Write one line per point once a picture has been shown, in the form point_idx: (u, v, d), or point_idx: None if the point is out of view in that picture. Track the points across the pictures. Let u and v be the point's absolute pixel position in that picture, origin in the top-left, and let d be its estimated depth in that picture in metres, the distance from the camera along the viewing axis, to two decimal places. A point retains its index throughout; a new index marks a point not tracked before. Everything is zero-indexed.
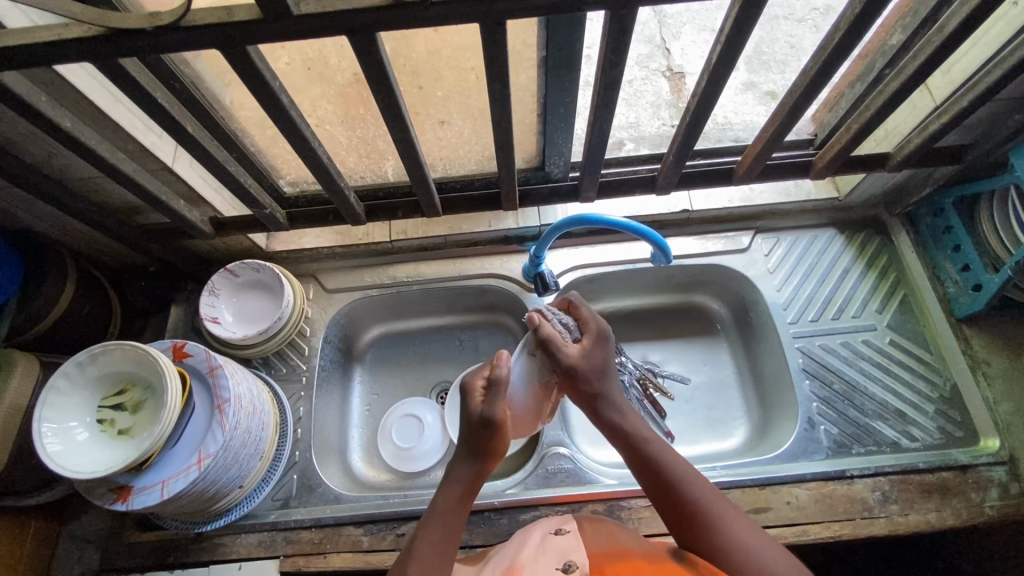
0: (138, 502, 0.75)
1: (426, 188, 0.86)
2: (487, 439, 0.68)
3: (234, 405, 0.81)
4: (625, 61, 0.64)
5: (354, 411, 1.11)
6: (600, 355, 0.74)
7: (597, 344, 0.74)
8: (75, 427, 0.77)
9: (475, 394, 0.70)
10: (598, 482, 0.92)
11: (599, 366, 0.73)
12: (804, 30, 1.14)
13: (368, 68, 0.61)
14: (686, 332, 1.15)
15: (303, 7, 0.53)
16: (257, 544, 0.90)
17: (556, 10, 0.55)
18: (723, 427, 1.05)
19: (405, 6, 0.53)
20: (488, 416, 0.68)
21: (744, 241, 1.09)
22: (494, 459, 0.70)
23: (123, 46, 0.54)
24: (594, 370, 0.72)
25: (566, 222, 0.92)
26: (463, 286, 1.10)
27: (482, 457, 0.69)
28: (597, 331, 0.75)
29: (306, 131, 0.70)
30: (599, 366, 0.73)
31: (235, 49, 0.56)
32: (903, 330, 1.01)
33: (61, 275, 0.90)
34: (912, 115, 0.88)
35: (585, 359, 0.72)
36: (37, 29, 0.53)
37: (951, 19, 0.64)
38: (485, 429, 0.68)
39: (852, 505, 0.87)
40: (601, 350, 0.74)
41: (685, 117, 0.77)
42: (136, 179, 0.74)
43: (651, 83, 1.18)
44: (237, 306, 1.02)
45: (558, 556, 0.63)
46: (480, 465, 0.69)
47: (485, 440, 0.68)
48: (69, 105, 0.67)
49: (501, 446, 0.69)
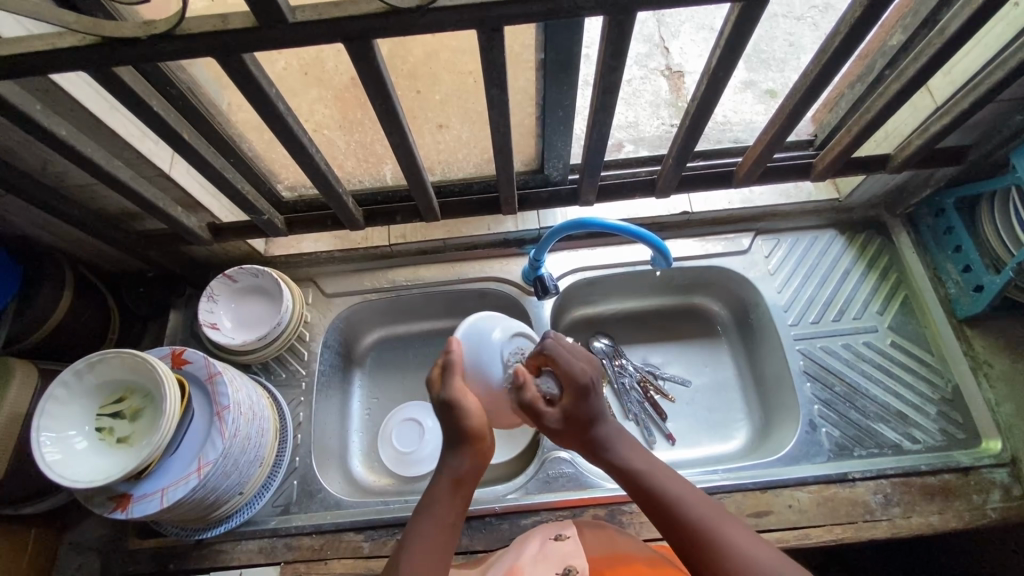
0: (138, 511, 0.75)
1: (425, 192, 0.85)
2: (460, 421, 0.69)
3: (234, 412, 0.81)
4: (625, 65, 0.63)
5: (354, 416, 1.10)
6: (582, 411, 0.69)
7: (581, 402, 0.69)
8: (74, 436, 0.77)
9: (434, 381, 0.73)
10: (599, 486, 0.91)
11: (584, 421, 0.70)
12: (803, 28, 1.13)
13: (365, 73, 0.60)
14: (687, 334, 1.14)
15: (300, 15, 0.52)
16: (257, 550, 0.90)
17: (554, 15, 0.54)
18: (725, 429, 1.05)
19: (403, 12, 0.52)
20: (450, 399, 0.69)
21: (745, 242, 1.08)
22: (478, 443, 0.70)
23: (118, 54, 0.53)
24: (578, 423, 0.69)
25: (567, 226, 0.92)
26: (462, 288, 1.09)
27: (460, 436, 0.69)
28: (580, 386, 0.69)
29: (304, 138, 0.70)
30: (585, 420, 0.70)
31: (231, 57, 0.55)
32: (905, 332, 1.00)
33: (60, 282, 0.90)
34: (912, 116, 0.88)
35: (566, 416, 0.70)
36: (30, 39, 0.52)
37: (952, 21, 0.64)
38: (445, 408, 0.70)
39: (855, 508, 0.87)
40: (584, 407, 0.69)
41: (685, 120, 0.76)
42: (133, 186, 0.73)
43: (650, 82, 1.18)
44: (236, 310, 1.01)
45: (559, 560, 0.63)
46: (463, 449, 0.69)
47: (454, 425, 0.69)
48: (64, 113, 0.67)
49: (481, 427, 0.70)
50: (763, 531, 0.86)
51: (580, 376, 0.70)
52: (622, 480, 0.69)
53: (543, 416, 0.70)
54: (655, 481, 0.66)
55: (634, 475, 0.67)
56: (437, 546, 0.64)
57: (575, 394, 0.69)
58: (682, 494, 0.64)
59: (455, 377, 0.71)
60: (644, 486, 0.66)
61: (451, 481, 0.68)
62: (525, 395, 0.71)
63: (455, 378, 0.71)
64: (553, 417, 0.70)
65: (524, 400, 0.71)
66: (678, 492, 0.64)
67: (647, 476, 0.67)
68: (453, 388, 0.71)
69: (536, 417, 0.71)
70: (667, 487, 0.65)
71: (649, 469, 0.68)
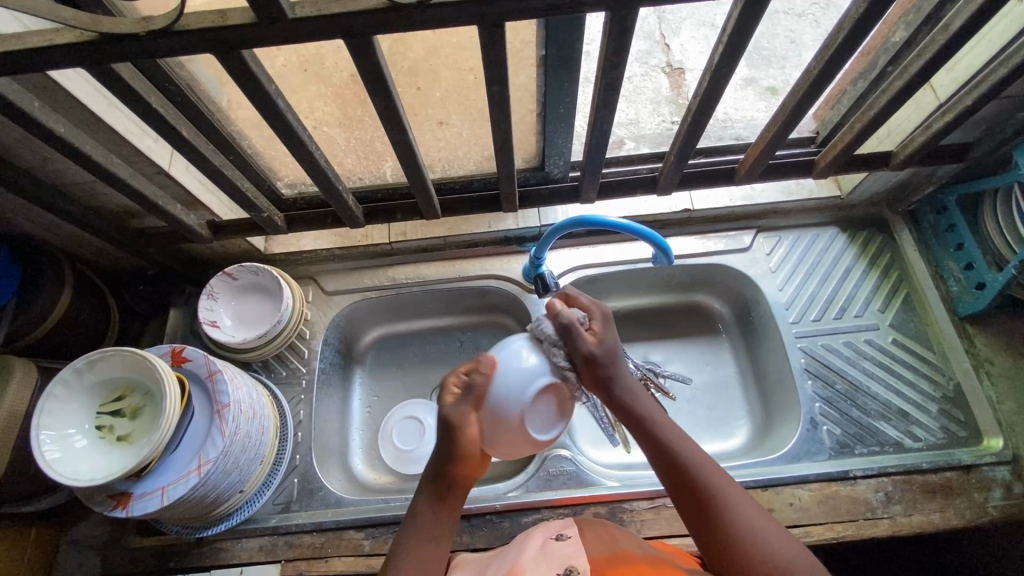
0: (139, 509, 0.75)
1: (425, 190, 0.85)
2: (453, 443, 0.65)
3: (234, 410, 0.81)
4: (627, 62, 0.63)
5: (355, 414, 1.10)
6: (611, 338, 0.68)
7: (608, 327, 0.69)
8: (74, 435, 0.76)
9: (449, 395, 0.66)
10: (600, 484, 0.91)
11: (612, 353, 0.67)
12: (804, 25, 1.12)
13: (365, 70, 0.60)
14: (687, 332, 1.14)
15: (299, 11, 0.51)
16: (258, 548, 0.90)
17: (556, 11, 0.54)
18: (725, 427, 1.05)
19: (404, 8, 0.51)
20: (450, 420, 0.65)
21: (746, 240, 1.08)
22: (467, 468, 0.67)
23: (116, 51, 0.53)
24: (613, 352, 0.67)
25: (567, 223, 0.91)
26: (463, 286, 1.09)
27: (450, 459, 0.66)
28: (604, 314, 0.70)
29: (304, 135, 0.69)
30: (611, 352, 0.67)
31: (231, 54, 0.55)
32: (906, 329, 1.00)
33: (59, 280, 0.89)
34: (914, 113, 0.87)
35: (602, 341, 0.67)
36: (28, 35, 0.52)
37: (956, 17, 0.63)
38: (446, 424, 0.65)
39: (856, 506, 0.87)
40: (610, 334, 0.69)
41: (687, 117, 0.76)
42: (131, 183, 0.73)
43: (651, 79, 1.17)
44: (236, 308, 1.01)
45: (560, 561, 0.63)
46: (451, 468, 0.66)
47: (449, 447, 0.65)
48: (62, 110, 0.66)
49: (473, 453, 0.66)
50: None
51: (595, 307, 0.71)
52: (631, 426, 0.68)
53: (580, 339, 0.66)
54: (671, 439, 0.65)
55: (647, 429, 0.67)
56: (433, 554, 0.65)
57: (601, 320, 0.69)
58: (693, 456, 0.65)
59: (468, 404, 0.65)
60: (656, 436, 0.66)
61: (453, 493, 0.67)
62: (566, 317, 0.67)
63: (468, 403, 0.65)
64: (589, 342, 0.66)
65: (566, 321, 0.66)
66: (690, 452, 0.65)
67: (660, 430, 0.66)
68: (461, 414, 0.65)
69: (570, 343, 0.66)
70: (680, 449, 0.65)
71: (664, 420, 0.67)
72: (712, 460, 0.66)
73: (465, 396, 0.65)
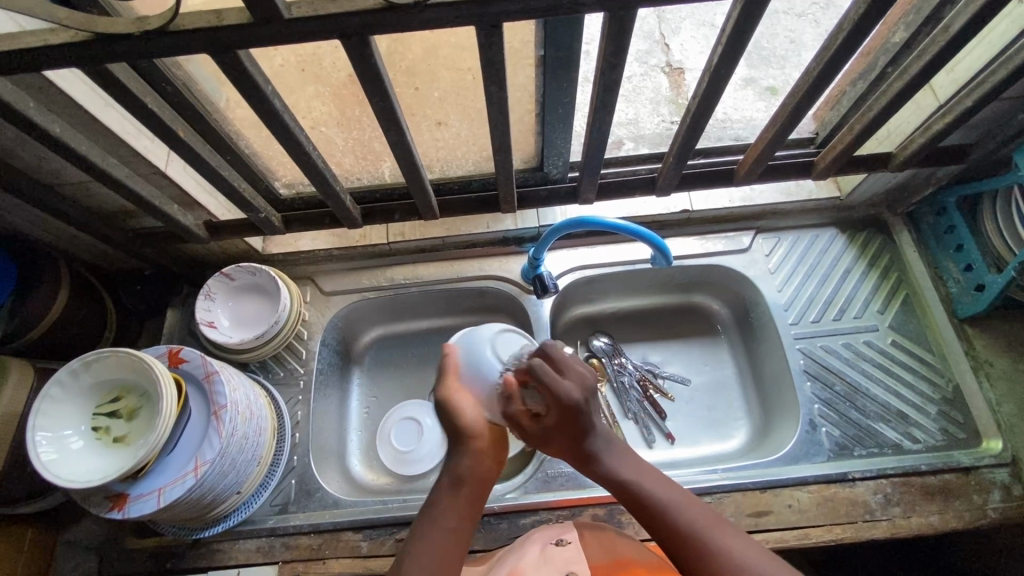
0: (135, 511, 0.75)
1: (423, 190, 0.84)
2: (455, 420, 0.71)
3: (231, 411, 0.81)
4: (625, 63, 0.62)
5: (353, 414, 1.10)
6: (564, 432, 0.69)
7: (564, 422, 0.68)
8: (70, 436, 0.76)
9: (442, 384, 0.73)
10: (598, 486, 0.91)
11: (577, 434, 0.68)
12: (804, 25, 1.12)
13: (362, 70, 0.59)
14: (686, 332, 1.14)
15: (295, 11, 0.51)
16: (255, 550, 0.90)
17: (554, 12, 0.53)
18: (724, 428, 1.05)
19: (400, 8, 0.51)
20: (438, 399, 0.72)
21: (746, 241, 1.08)
22: (477, 442, 0.70)
23: (111, 50, 0.53)
24: (563, 440, 0.69)
25: (566, 224, 0.91)
26: (461, 286, 1.09)
27: (461, 437, 0.70)
28: (567, 404, 0.67)
29: (301, 135, 0.69)
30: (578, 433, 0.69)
31: (227, 53, 0.54)
32: (906, 331, 1.00)
33: (56, 280, 0.89)
34: (914, 115, 0.87)
35: (550, 433, 0.69)
36: (22, 34, 0.52)
37: (956, 18, 0.63)
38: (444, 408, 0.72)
39: (855, 508, 0.87)
40: (572, 422, 0.68)
41: (686, 118, 0.75)
42: (128, 183, 0.72)
43: (650, 79, 1.17)
44: (234, 309, 1.01)
45: (561, 566, 0.64)
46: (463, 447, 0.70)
47: (450, 426, 0.71)
48: (57, 110, 0.66)
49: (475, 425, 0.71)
50: (763, 531, 0.85)
51: (566, 399, 0.67)
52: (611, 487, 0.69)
53: (527, 429, 0.70)
54: (647, 488, 0.67)
55: (624, 483, 0.68)
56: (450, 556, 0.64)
57: (560, 414, 0.67)
58: (671, 500, 0.65)
59: (446, 380, 0.73)
60: (633, 489, 0.67)
61: (474, 487, 0.69)
62: (512, 407, 0.69)
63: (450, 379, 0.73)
64: (535, 432, 0.70)
65: (510, 413, 0.70)
66: (667, 497, 0.66)
67: (636, 484, 0.67)
68: (443, 393, 0.72)
69: (519, 426, 0.70)
70: (657, 495, 0.66)
71: (640, 475, 0.68)
72: (693, 501, 0.66)
73: (446, 375, 0.73)
